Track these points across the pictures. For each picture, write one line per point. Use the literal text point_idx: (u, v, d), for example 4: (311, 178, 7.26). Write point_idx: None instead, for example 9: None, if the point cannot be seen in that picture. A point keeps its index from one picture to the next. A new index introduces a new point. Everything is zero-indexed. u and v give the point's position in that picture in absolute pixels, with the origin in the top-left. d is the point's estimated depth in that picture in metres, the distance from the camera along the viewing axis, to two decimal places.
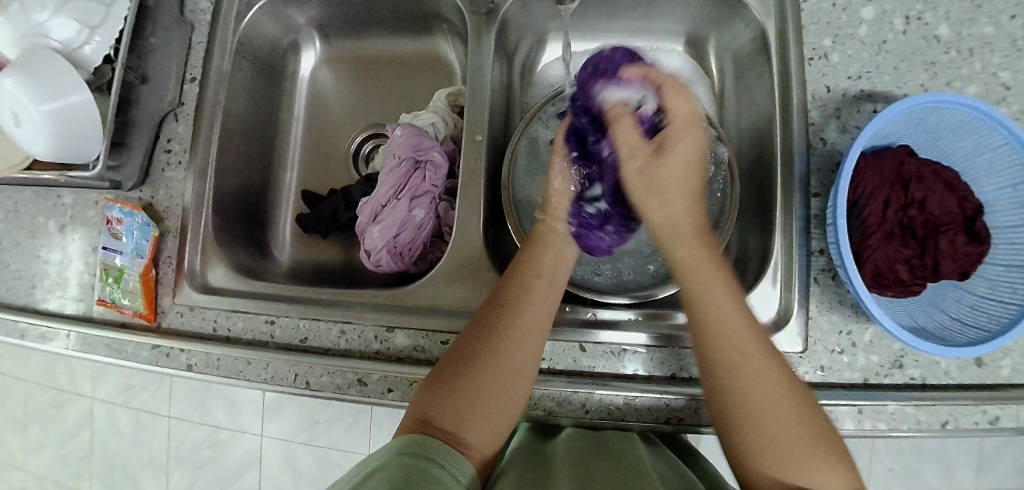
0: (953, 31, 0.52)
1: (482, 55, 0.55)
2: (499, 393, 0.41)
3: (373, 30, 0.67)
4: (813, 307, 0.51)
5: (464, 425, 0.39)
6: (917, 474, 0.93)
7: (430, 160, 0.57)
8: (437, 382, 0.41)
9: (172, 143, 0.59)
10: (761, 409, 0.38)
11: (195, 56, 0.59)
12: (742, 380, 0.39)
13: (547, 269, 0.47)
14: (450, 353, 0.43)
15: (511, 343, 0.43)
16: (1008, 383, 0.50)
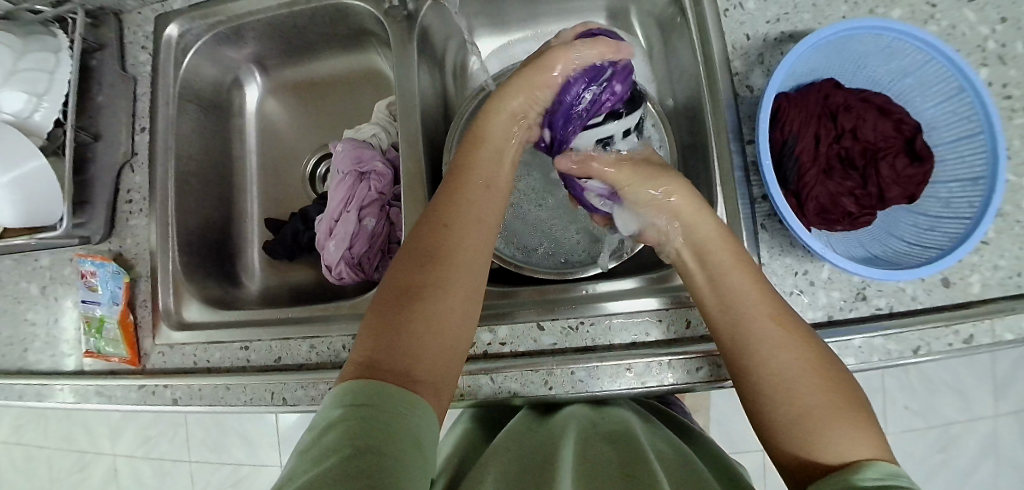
0: None
1: (407, 61, 0.56)
2: (455, 328, 0.42)
3: (309, 57, 0.69)
4: (764, 252, 0.51)
5: (420, 358, 0.39)
6: (933, 410, 0.91)
7: (373, 169, 0.58)
8: (383, 316, 0.41)
9: (132, 193, 0.61)
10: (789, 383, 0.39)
11: (141, 106, 0.62)
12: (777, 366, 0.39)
13: (488, 194, 0.48)
14: (390, 301, 0.41)
15: (459, 267, 0.43)
16: (979, 299, 0.49)
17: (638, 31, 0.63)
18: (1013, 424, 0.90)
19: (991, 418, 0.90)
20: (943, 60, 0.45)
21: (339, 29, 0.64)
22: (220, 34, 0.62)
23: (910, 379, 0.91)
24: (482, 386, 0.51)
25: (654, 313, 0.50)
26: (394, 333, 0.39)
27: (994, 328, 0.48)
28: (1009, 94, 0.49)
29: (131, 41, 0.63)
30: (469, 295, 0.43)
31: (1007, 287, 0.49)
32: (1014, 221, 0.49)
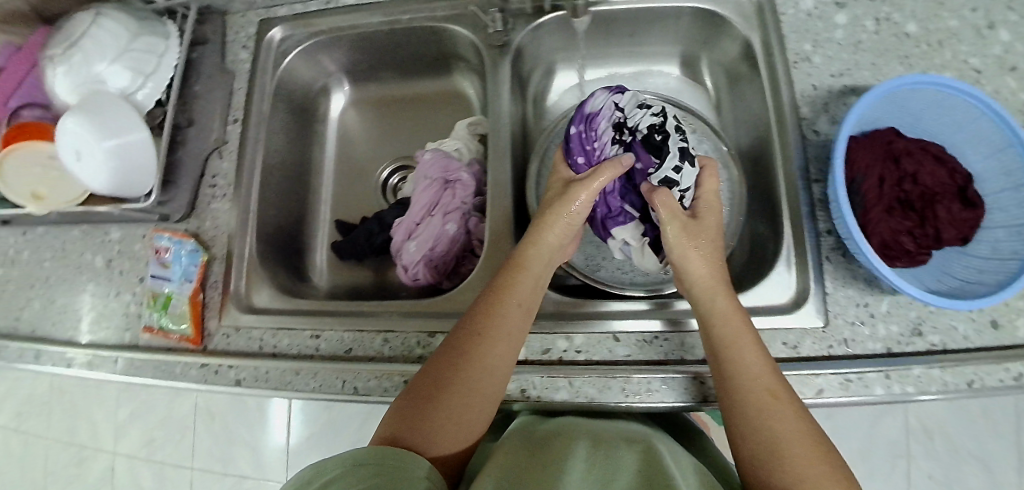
0: (921, 27, 0.58)
1: (499, 83, 0.60)
2: (478, 412, 0.43)
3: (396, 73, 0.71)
4: (829, 283, 0.53)
5: (439, 432, 0.41)
6: (958, 476, 0.92)
7: (459, 179, 0.61)
8: (411, 395, 0.43)
9: (217, 178, 0.62)
10: (783, 444, 0.38)
11: (237, 98, 0.64)
12: (775, 425, 0.39)
13: (528, 291, 0.48)
14: (425, 378, 0.44)
15: (487, 364, 0.44)
16: None
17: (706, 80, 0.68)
18: None
19: None
20: (994, 117, 0.51)
21: (428, 51, 0.66)
22: (322, 41, 0.65)
23: (934, 443, 0.92)
24: (557, 391, 0.51)
25: None
26: (423, 408, 0.42)
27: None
28: None
29: (234, 40, 0.66)
30: (500, 382, 0.45)
31: None
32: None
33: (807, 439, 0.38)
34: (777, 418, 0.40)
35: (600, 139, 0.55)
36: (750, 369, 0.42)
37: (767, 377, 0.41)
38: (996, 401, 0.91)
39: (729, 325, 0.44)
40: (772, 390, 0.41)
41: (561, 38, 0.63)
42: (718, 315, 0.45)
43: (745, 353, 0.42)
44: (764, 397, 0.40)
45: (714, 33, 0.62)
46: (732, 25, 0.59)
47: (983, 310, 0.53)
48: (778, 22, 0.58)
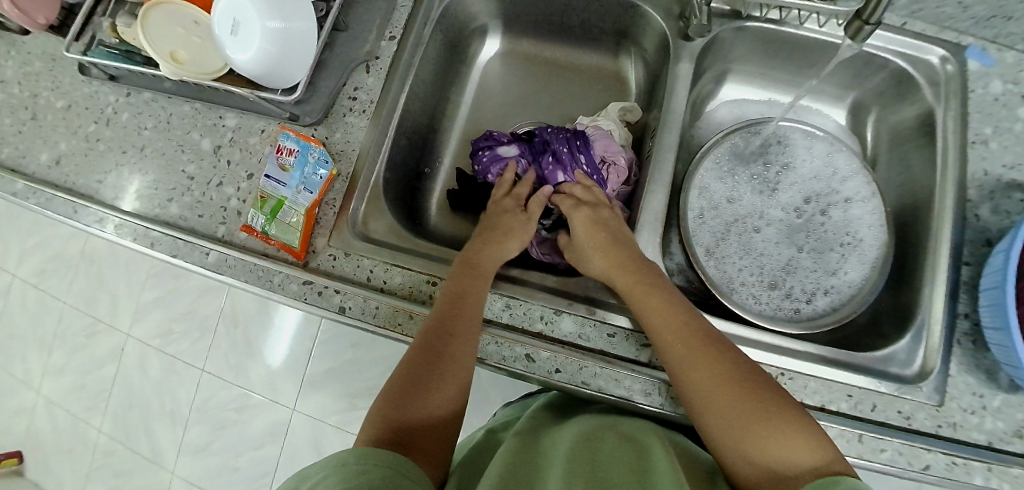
0: None
1: (675, 77, 0.56)
2: (453, 378, 0.45)
3: (559, 37, 0.67)
4: (952, 366, 0.52)
5: (425, 420, 0.41)
6: None
7: (616, 162, 0.57)
8: (394, 392, 0.43)
9: (359, 92, 0.58)
10: (722, 399, 0.40)
11: (397, 16, 0.60)
12: (703, 380, 0.41)
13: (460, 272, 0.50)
14: (413, 350, 0.45)
15: (446, 341, 0.45)
16: None
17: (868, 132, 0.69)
18: None
19: None
20: None
21: (606, 26, 0.63)
22: None
23: None
24: (683, 405, 0.47)
25: (846, 387, 0.51)
26: (411, 388, 0.43)
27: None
28: None
29: None
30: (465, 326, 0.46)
31: None
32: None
33: (738, 381, 0.41)
34: (702, 371, 0.42)
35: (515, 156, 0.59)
36: (665, 332, 0.45)
37: (682, 332, 0.44)
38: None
39: (637, 287, 0.48)
40: (691, 347, 0.43)
41: (751, 49, 0.61)
42: (649, 309, 0.46)
43: (659, 313, 0.46)
44: (685, 358, 0.43)
45: (900, 99, 0.63)
46: (925, 96, 0.60)
47: None
48: (967, 96, 0.58)
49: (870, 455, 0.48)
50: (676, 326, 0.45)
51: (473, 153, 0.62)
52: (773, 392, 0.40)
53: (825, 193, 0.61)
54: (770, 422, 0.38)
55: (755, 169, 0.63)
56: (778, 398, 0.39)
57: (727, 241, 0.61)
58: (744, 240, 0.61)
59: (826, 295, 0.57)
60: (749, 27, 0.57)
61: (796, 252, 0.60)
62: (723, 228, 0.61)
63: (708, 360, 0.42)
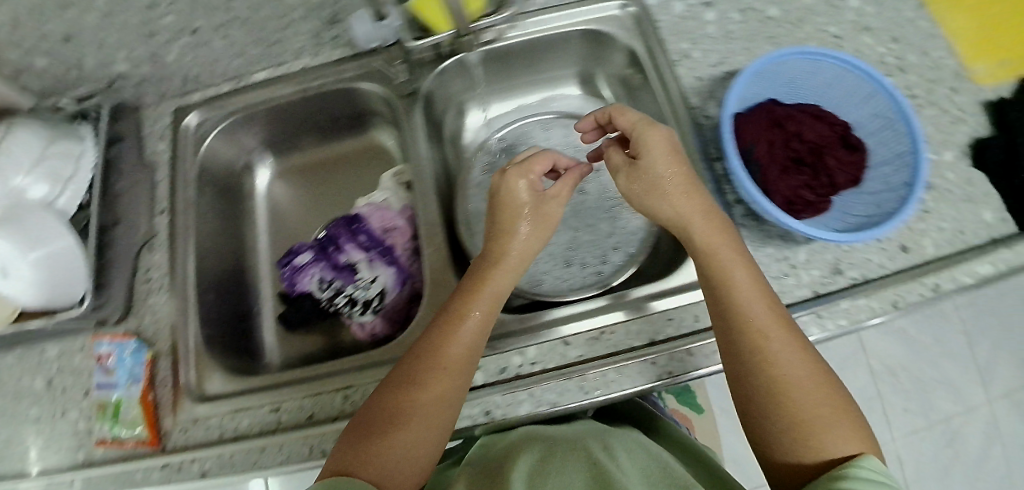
0: (781, 11, 0.68)
1: (413, 128, 0.63)
2: (435, 431, 0.43)
3: (314, 138, 0.73)
4: (748, 247, 0.58)
5: (383, 463, 0.40)
6: (931, 406, 1.11)
7: (397, 226, 0.63)
8: (354, 428, 0.44)
9: (152, 272, 0.61)
10: (790, 370, 0.40)
11: (161, 192, 0.65)
12: (778, 358, 0.41)
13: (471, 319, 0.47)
14: (373, 406, 0.44)
15: (433, 394, 0.43)
16: (939, 257, 0.58)
17: (604, 91, 0.72)
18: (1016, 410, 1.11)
19: (987, 406, 1.11)
20: (848, 67, 0.58)
21: (344, 112, 0.70)
22: (235, 122, 0.67)
23: (901, 381, 1.12)
24: (518, 405, 0.50)
25: (664, 312, 0.53)
26: (371, 427, 0.43)
27: (954, 276, 0.57)
28: (917, 94, 0.67)
29: (151, 133, 0.67)
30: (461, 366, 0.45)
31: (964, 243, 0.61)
32: (942, 190, 0.63)
33: (814, 367, 0.41)
34: (774, 353, 0.41)
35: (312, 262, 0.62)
36: (740, 293, 0.44)
37: (758, 292, 0.44)
38: (920, 322, 1.14)
39: (723, 247, 0.46)
40: (762, 303, 0.43)
41: (465, 77, 0.68)
42: (730, 264, 0.45)
43: (735, 273, 0.44)
44: (751, 336, 0.42)
45: (604, 49, 0.68)
46: (618, 39, 0.66)
47: (892, 238, 0.60)
48: (656, 29, 0.64)
49: (707, 365, 0.50)
50: (745, 283, 0.44)
51: (280, 270, 0.65)
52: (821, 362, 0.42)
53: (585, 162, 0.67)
54: (820, 411, 0.39)
55: None
56: (834, 383, 0.41)
57: None
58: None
59: (616, 250, 0.64)
60: (447, 67, 0.64)
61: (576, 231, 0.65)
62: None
63: (783, 328, 0.42)
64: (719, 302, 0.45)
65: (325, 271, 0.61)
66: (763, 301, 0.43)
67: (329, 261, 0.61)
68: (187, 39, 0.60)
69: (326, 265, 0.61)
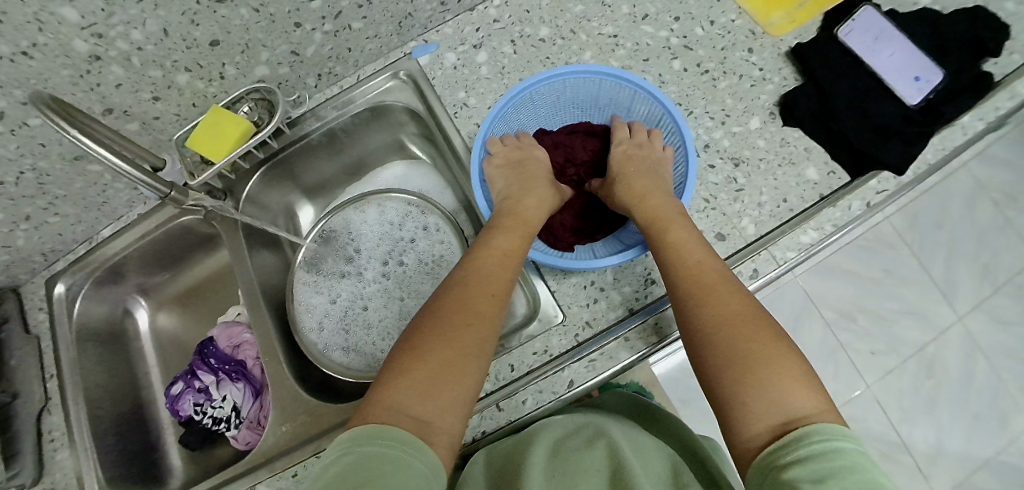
0: (552, 30, 0.70)
1: (243, 242, 0.69)
2: (452, 382, 0.39)
3: (179, 272, 0.82)
4: (552, 280, 0.60)
5: (415, 397, 0.38)
6: (898, 338, 1.10)
7: (245, 339, 0.70)
8: (395, 358, 0.41)
9: (53, 432, 0.68)
10: (740, 326, 0.41)
11: (48, 355, 0.71)
12: (729, 311, 0.42)
13: (490, 274, 0.48)
14: (410, 329, 0.44)
15: (461, 335, 0.42)
16: (759, 237, 0.60)
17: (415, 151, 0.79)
18: (979, 318, 1.10)
19: (953, 323, 1.10)
20: (594, 76, 0.64)
21: (190, 242, 0.78)
22: (100, 277, 0.75)
23: (861, 323, 1.10)
24: None
25: None
26: (411, 353, 0.41)
27: (776, 255, 0.59)
28: (707, 67, 0.68)
29: (31, 305, 0.74)
30: (501, 297, 0.47)
31: (781, 214, 0.62)
32: (754, 162, 0.64)
33: (762, 323, 0.42)
34: (727, 309, 0.43)
35: (179, 392, 0.66)
36: (689, 260, 0.48)
37: (709, 264, 0.48)
38: (863, 254, 1.13)
39: (669, 227, 0.52)
40: (717, 274, 0.47)
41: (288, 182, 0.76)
42: (679, 246, 0.50)
43: (684, 247, 0.49)
44: (722, 288, 0.45)
45: (393, 116, 0.74)
46: (398, 105, 0.71)
47: (707, 230, 0.61)
48: (431, 86, 0.68)
49: (517, 414, 0.53)
50: (697, 258, 0.48)
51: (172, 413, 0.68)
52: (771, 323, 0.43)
53: (399, 239, 0.72)
54: (771, 361, 0.38)
55: (347, 257, 0.72)
56: (786, 340, 0.41)
57: (354, 329, 0.69)
58: (362, 319, 0.69)
59: None
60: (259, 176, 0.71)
61: (401, 300, 0.69)
62: (342, 324, 0.69)
63: (732, 288, 0.45)
64: (674, 278, 0.48)
65: (190, 397, 0.65)
66: (714, 272, 0.46)
67: (192, 386, 0.66)
68: (24, 225, 0.68)
69: (190, 391, 0.65)
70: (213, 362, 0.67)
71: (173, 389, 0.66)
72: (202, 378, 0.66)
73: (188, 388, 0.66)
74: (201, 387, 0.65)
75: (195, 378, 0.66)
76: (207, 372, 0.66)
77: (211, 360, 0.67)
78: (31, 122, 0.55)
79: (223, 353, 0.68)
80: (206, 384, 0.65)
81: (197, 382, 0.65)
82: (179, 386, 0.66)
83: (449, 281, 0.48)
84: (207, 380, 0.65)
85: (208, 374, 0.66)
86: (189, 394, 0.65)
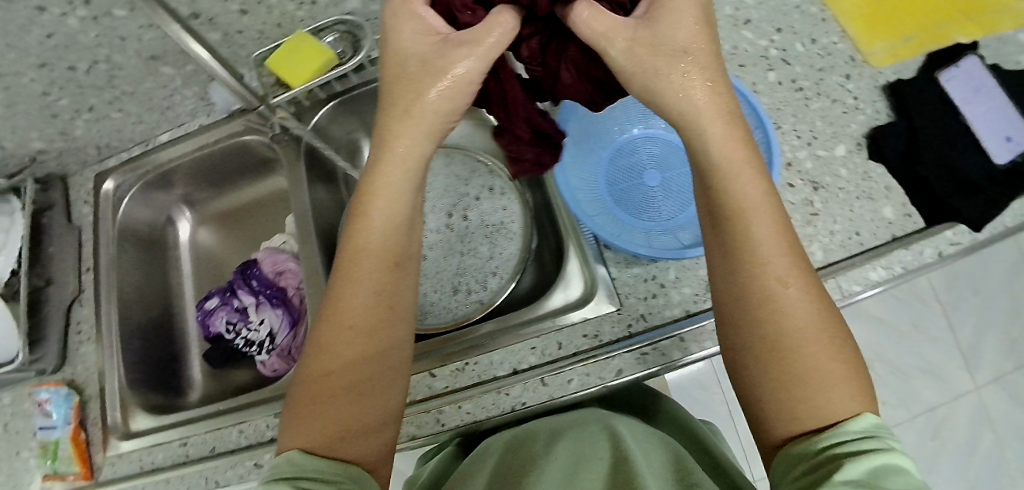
0: None
1: (299, 171, 0.69)
2: (360, 413, 0.38)
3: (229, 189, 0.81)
4: (614, 267, 0.59)
5: (344, 440, 0.36)
6: (912, 395, 1.09)
7: (288, 268, 0.68)
8: (303, 392, 0.38)
9: (82, 324, 0.68)
10: (788, 326, 0.34)
11: (88, 249, 0.72)
12: (782, 305, 0.35)
13: (383, 275, 0.41)
14: (304, 368, 0.39)
15: (359, 370, 0.39)
16: (824, 264, 0.60)
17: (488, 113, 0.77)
18: (998, 391, 1.09)
19: (972, 390, 1.09)
20: None
21: (245, 163, 0.76)
22: (150, 181, 0.74)
23: (878, 370, 1.10)
24: None
25: (527, 341, 0.57)
26: (319, 394, 0.38)
27: (841, 285, 0.58)
28: (802, 85, 0.67)
29: (77, 198, 0.74)
30: (393, 306, 0.41)
31: (850, 246, 0.60)
32: (834, 189, 0.63)
33: (815, 314, 0.35)
34: (775, 301, 0.35)
35: (214, 307, 0.67)
36: (748, 214, 0.37)
37: (774, 220, 0.37)
38: (894, 306, 1.13)
39: (739, 161, 0.38)
40: (768, 246, 0.36)
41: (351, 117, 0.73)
42: (745, 193, 0.37)
43: (750, 204, 0.37)
44: (771, 272, 0.35)
45: None
46: None
47: None
48: None
49: (559, 391, 0.54)
50: (757, 214, 0.37)
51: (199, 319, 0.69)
52: (826, 310, 0.36)
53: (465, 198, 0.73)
54: (822, 369, 0.33)
55: None
56: (842, 332, 0.35)
57: None
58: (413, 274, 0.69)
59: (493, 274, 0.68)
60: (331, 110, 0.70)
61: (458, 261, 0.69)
62: None
63: (788, 258, 0.36)
64: (722, 237, 0.38)
65: (225, 315, 0.66)
66: (772, 243, 0.36)
67: (229, 304, 0.66)
68: (86, 116, 0.66)
69: (226, 308, 0.66)
70: (252, 284, 0.67)
71: (208, 302, 0.68)
72: (240, 298, 0.66)
73: (224, 305, 0.66)
74: (238, 306, 0.66)
75: (232, 296, 0.67)
76: (244, 292, 0.66)
77: (251, 281, 0.67)
78: (116, 13, 0.52)
79: (264, 276, 0.67)
80: (244, 305, 0.66)
81: (234, 301, 0.66)
82: (216, 302, 0.67)
83: (338, 277, 0.42)
84: (244, 301, 0.66)
85: (247, 294, 0.66)
86: (223, 311, 0.66)
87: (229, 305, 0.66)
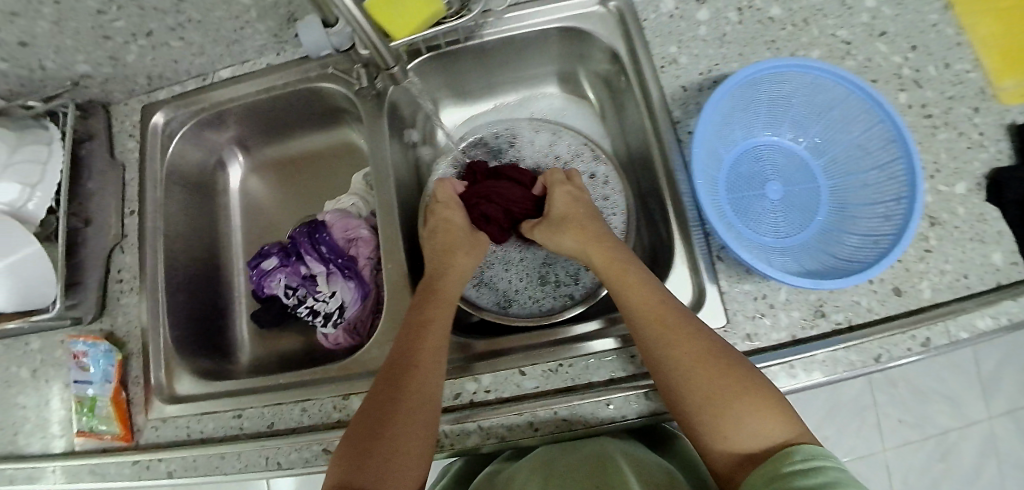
0: (784, 11, 0.63)
1: (381, 130, 0.63)
2: (408, 441, 0.43)
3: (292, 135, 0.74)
4: (724, 280, 0.55)
5: (388, 468, 0.42)
6: (927, 420, 1.12)
7: (360, 236, 0.63)
8: (351, 440, 0.44)
9: (123, 272, 0.62)
10: (692, 372, 0.43)
11: (131, 189, 0.64)
12: (678, 358, 0.44)
13: (445, 320, 0.52)
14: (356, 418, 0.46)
15: (415, 400, 0.45)
16: (932, 304, 0.55)
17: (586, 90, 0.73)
18: (1007, 423, 1.13)
19: (984, 419, 1.13)
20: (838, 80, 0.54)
21: (314, 111, 0.70)
22: (203, 119, 0.67)
23: (899, 391, 1.13)
24: (470, 432, 0.51)
25: (628, 349, 0.52)
26: (368, 429, 0.44)
27: (950, 330, 0.53)
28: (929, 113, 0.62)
29: (119, 130, 0.66)
30: (437, 351, 0.49)
31: (955, 289, 0.55)
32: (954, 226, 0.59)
33: (713, 355, 0.43)
34: (682, 360, 0.44)
35: (278, 267, 0.62)
36: (647, 304, 0.48)
37: (654, 306, 0.48)
38: None
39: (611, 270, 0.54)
40: (656, 315, 0.47)
41: (440, 76, 0.68)
42: (633, 297, 0.50)
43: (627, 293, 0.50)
44: (665, 333, 0.45)
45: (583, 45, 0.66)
46: (598, 37, 0.64)
47: (884, 279, 0.56)
48: (641, 29, 0.61)
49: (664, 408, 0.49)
50: (645, 298, 0.49)
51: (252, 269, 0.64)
52: (724, 349, 0.44)
53: None
54: (729, 392, 0.41)
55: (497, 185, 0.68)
56: (739, 364, 0.43)
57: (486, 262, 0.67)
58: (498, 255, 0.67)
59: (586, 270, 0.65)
60: (421, 65, 0.64)
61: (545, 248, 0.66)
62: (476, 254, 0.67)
63: (689, 334, 0.45)
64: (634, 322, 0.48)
65: (288, 278, 0.62)
66: (655, 311, 0.47)
67: (293, 266, 0.62)
68: (143, 41, 0.58)
69: (291, 271, 0.62)
70: (322, 250, 0.62)
71: (269, 261, 0.63)
72: (306, 262, 0.62)
73: (287, 267, 0.62)
74: (304, 270, 0.62)
75: (297, 261, 0.62)
76: (312, 257, 0.62)
77: (322, 247, 0.62)
78: None
79: (334, 243, 0.63)
80: (310, 271, 0.62)
81: (300, 265, 0.62)
82: (278, 262, 0.63)
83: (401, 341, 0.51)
84: (312, 267, 0.61)
85: (315, 260, 0.62)
86: (287, 274, 0.62)
87: (294, 268, 0.62)
